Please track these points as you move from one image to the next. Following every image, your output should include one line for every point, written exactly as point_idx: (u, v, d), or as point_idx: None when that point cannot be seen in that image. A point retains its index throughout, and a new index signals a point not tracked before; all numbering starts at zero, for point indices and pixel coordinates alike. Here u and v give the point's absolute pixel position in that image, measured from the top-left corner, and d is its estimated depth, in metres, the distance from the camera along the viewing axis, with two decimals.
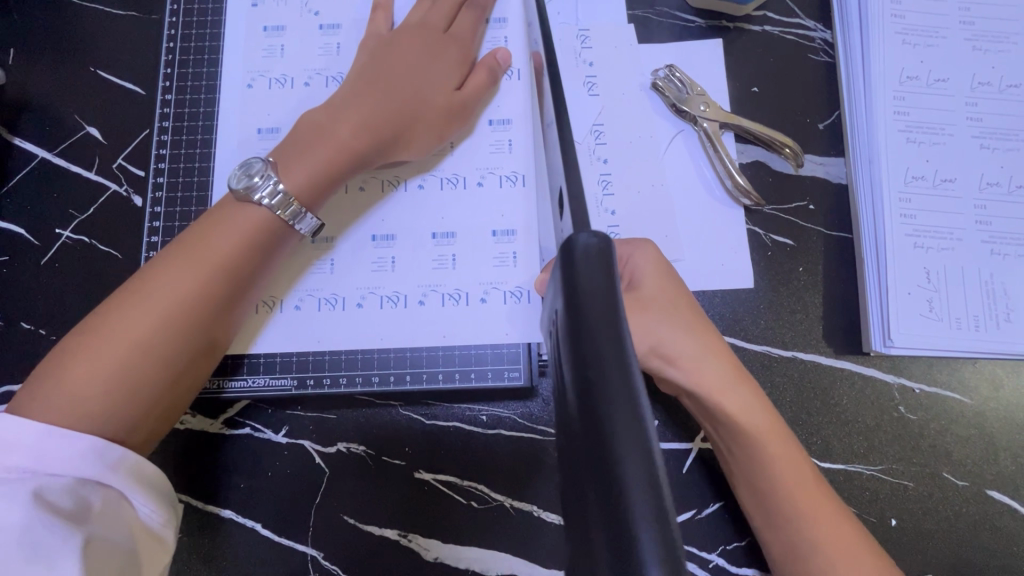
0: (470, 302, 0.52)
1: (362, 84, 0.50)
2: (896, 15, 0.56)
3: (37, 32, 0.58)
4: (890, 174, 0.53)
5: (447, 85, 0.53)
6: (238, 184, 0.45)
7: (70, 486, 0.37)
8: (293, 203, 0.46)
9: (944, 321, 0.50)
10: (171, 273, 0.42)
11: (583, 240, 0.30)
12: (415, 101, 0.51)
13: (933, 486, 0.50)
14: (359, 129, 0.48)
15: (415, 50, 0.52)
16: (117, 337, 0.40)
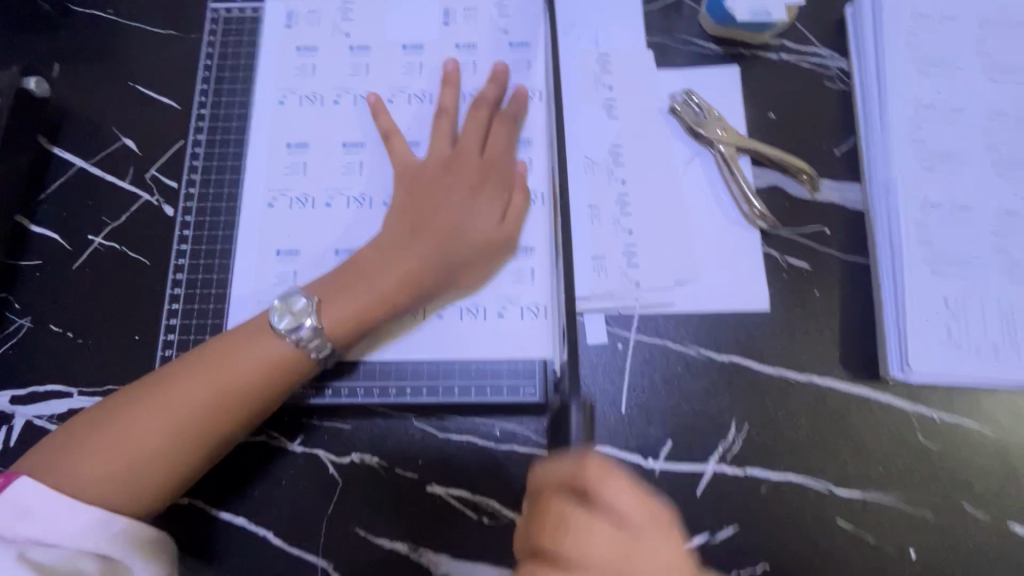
0: (488, 318, 0.53)
1: (407, 222, 0.51)
2: (912, 46, 0.57)
3: (81, 48, 0.61)
4: (908, 201, 0.53)
5: (490, 223, 0.52)
6: (280, 321, 0.46)
7: (65, 555, 0.39)
8: (326, 347, 0.47)
9: (963, 349, 0.50)
10: (184, 387, 0.44)
11: None
12: (454, 237, 0.50)
13: (953, 517, 0.49)
14: (400, 278, 0.49)
15: (460, 188, 0.52)
16: (136, 440, 0.42)
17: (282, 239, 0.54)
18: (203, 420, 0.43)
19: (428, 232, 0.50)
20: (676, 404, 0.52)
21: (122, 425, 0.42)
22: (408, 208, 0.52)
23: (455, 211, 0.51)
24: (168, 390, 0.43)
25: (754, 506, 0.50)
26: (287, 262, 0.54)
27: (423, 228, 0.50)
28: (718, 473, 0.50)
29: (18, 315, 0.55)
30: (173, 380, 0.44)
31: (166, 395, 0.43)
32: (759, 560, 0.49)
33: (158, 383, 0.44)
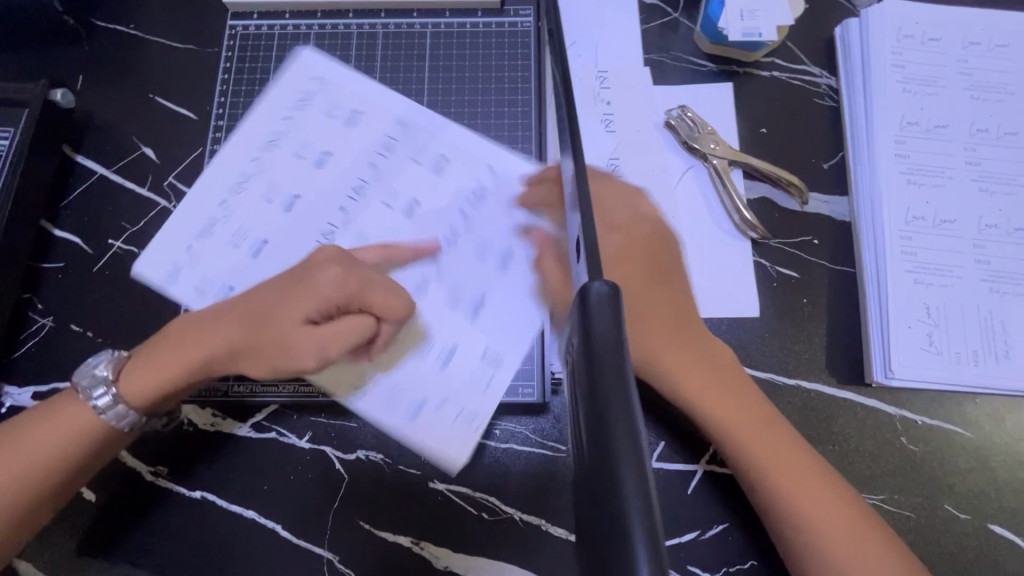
0: (431, 365, 0.49)
1: (242, 307, 0.47)
2: (897, 65, 0.59)
3: (104, 61, 0.64)
4: (892, 214, 0.56)
5: (366, 334, 0.47)
6: (77, 380, 0.48)
7: None
8: (115, 408, 0.47)
9: (944, 355, 0.52)
10: (98, 402, 0.47)
11: (596, 288, 0.28)
12: (281, 347, 0.47)
13: (935, 517, 0.51)
14: (216, 348, 0.47)
15: (287, 279, 0.48)
16: (13, 458, 0.45)
17: (211, 224, 0.53)
18: (79, 436, 0.47)
19: (262, 325, 0.47)
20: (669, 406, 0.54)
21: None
22: (288, 293, 0.47)
23: (314, 312, 0.46)
24: (42, 416, 0.47)
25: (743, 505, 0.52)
26: (211, 246, 0.53)
27: (257, 325, 0.47)
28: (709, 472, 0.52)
29: (40, 315, 0.57)
30: (41, 413, 0.48)
31: (57, 413, 0.47)
32: (747, 556, 0.51)
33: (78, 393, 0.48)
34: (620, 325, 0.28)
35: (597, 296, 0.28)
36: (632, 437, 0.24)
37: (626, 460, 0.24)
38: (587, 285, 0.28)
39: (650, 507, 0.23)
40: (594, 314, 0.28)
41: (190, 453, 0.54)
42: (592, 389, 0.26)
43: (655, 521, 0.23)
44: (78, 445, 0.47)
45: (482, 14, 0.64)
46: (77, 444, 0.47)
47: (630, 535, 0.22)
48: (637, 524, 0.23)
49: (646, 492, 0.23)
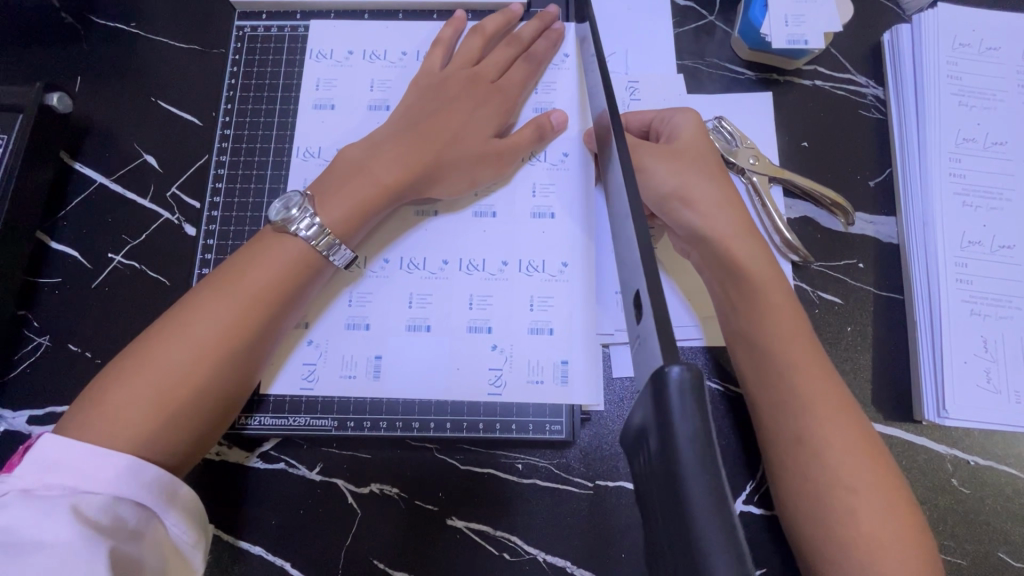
0: (412, 318, 0.52)
1: (403, 125, 0.51)
2: (952, 76, 0.55)
3: (103, 62, 0.60)
4: (946, 239, 0.52)
5: (488, 131, 0.53)
6: (275, 215, 0.45)
7: (106, 503, 0.36)
8: (327, 236, 0.46)
9: (1002, 395, 0.48)
10: (213, 306, 0.42)
11: (675, 375, 0.25)
12: (448, 145, 0.51)
13: (987, 565, 0.48)
14: (396, 166, 0.49)
15: (457, 95, 0.53)
16: (193, 337, 0.41)
17: (316, 146, 0.56)
18: (260, 307, 0.43)
19: (425, 126, 0.51)
20: None
21: (185, 324, 0.41)
22: (410, 111, 0.52)
23: (458, 115, 0.52)
24: (220, 290, 0.43)
25: (782, 548, 0.48)
26: (308, 167, 0.55)
27: (421, 127, 0.51)
28: (745, 512, 0.49)
29: (36, 334, 0.54)
30: (217, 283, 0.43)
31: (235, 278, 0.44)
32: None
33: (184, 307, 0.42)
34: (703, 411, 0.25)
35: (676, 382, 0.25)
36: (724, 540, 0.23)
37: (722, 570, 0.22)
38: (664, 371, 0.25)
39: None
40: (676, 401, 0.25)
41: (195, 485, 0.51)
42: (675, 481, 0.24)
43: None
44: (263, 316, 0.43)
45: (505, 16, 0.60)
46: (263, 311, 0.43)
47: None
48: None
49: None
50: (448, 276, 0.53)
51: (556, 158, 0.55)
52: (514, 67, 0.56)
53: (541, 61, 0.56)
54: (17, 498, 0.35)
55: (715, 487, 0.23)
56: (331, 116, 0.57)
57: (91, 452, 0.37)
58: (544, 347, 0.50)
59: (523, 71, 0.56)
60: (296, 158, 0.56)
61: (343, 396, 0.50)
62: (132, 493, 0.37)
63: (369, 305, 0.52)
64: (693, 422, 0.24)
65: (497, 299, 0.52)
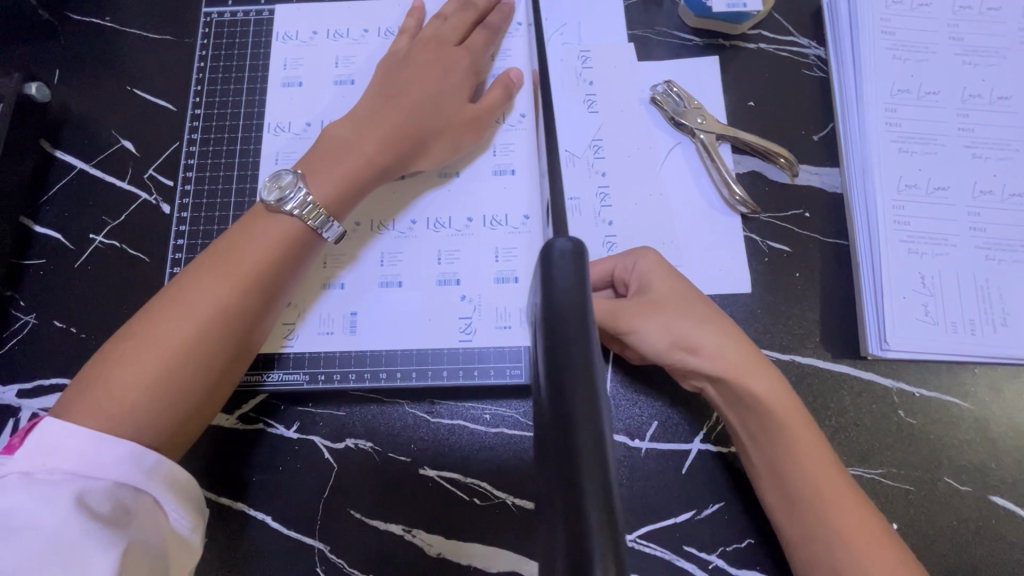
0: (383, 275, 0.55)
1: (383, 99, 0.53)
2: (886, 32, 0.58)
3: (79, 54, 0.63)
4: (883, 183, 0.55)
5: (461, 100, 0.55)
6: (269, 195, 0.47)
7: (109, 490, 0.38)
8: (321, 212, 0.48)
9: (940, 325, 0.51)
10: (204, 286, 0.43)
11: (560, 244, 0.30)
12: (428, 118, 0.53)
13: (934, 490, 0.50)
14: (384, 145, 0.51)
15: (428, 63, 0.55)
16: (186, 322, 0.42)
17: (286, 121, 0.59)
18: (251, 292, 0.45)
19: (404, 100, 0.53)
20: (661, 386, 0.53)
21: (175, 311, 0.43)
22: (386, 85, 0.54)
23: (434, 83, 0.54)
24: (210, 271, 0.44)
25: (738, 482, 0.51)
26: (280, 141, 0.58)
27: (401, 102, 0.52)
28: (704, 450, 0.52)
29: (23, 312, 0.57)
30: (207, 269, 0.45)
31: (226, 263, 0.45)
32: (746, 534, 0.50)
33: (178, 288, 0.44)
34: (581, 283, 0.29)
35: (561, 251, 0.30)
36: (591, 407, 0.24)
37: (586, 437, 0.24)
38: (552, 242, 0.30)
39: (609, 488, 0.23)
40: (558, 264, 0.30)
41: None
42: (550, 333, 0.27)
43: (609, 475, 0.23)
44: (254, 295, 0.45)
45: None
46: (254, 296, 0.45)
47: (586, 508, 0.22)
48: (590, 480, 0.23)
49: (599, 426, 0.24)
50: (416, 234, 0.56)
51: (514, 120, 0.59)
52: (474, 38, 0.58)
53: (498, 29, 0.59)
54: (18, 480, 0.36)
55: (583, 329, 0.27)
56: (299, 92, 0.60)
57: (90, 436, 0.38)
58: (508, 295, 0.54)
59: (481, 42, 0.58)
60: (267, 134, 0.59)
61: (318, 347, 0.54)
62: (133, 477, 0.39)
63: (342, 264, 0.55)
64: (573, 281, 0.29)
65: (463, 253, 0.55)
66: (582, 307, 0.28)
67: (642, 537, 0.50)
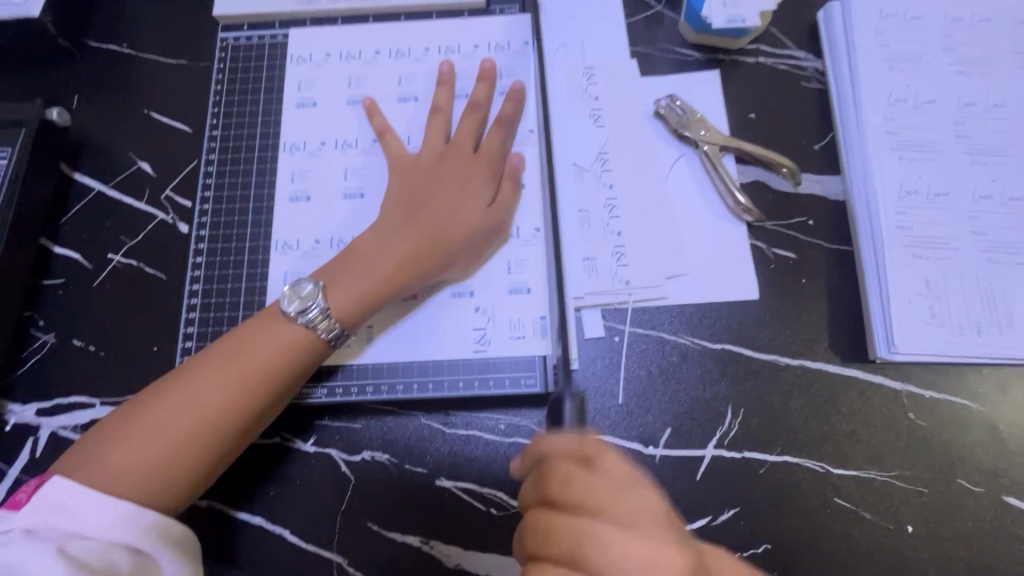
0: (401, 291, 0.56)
1: (404, 198, 0.54)
2: (881, 45, 0.60)
3: (98, 80, 0.65)
4: (885, 189, 0.56)
5: (481, 205, 0.54)
6: (290, 305, 0.49)
7: (102, 546, 0.39)
8: (336, 324, 0.49)
9: (946, 328, 0.52)
10: (215, 378, 0.45)
11: None
12: (449, 225, 0.53)
13: (948, 491, 0.51)
14: (402, 263, 0.51)
15: (448, 177, 0.55)
16: (193, 409, 0.44)
17: (300, 140, 0.60)
18: (257, 389, 0.46)
19: (423, 212, 0.53)
20: (674, 392, 0.54)
21: (194, 386, 0.45)
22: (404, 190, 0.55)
23: (453, 188, 0.54)
24: (224, 361, 0.46)
25: (753, 488, 0.51)
26: (295, 160, 0.60)
27: (421, 207, 0.53)
28: (717, 457, 0.52)
29: (42, 332, 0.57)
30: (228, 351, 0.47)
31: (239, 356, 0.46)
32: (761, 540, 0.50)
33: (193, 372, 0.46)
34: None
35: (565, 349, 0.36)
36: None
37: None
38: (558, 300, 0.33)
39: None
40: None
41: None
42: None
43: None
44: (260, 395, 0.46)
45: (468, 15, 0.64)
46: (270, 378, 0.47)
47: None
48: None
49: None
50: None
51: (524, 136, 0.60)
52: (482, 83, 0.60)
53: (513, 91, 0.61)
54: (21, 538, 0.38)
55: None
56: (312, 113, 0.61)
57: (92, 500, 0.40)
58: (522, 306, 0.55)
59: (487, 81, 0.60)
60: (283, 153, 0.60)
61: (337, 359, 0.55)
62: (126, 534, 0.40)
63: None
64: None
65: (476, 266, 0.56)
66: None
67: None
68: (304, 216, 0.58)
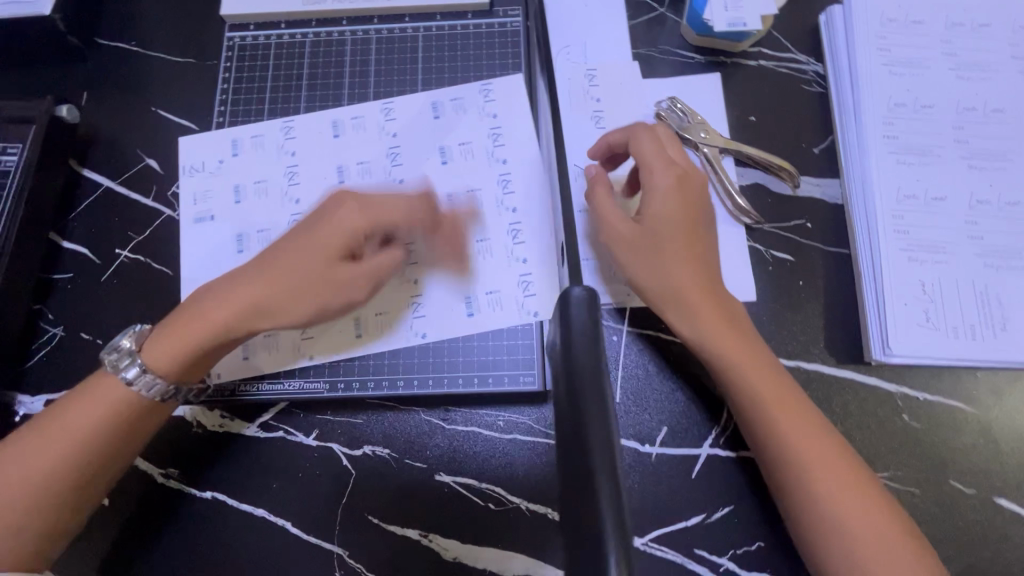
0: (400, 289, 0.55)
1: (293, 234, 0.49)
2: (882, 48, 0.60)
3: (107, 77, 0.66)
4: (883, 193, 0.56)
5: (362, 248, 0.49)
6: (107, 362, 0.47)
7: None
8: (156, 382, 0.46)
9: (941, 331, 0.52)
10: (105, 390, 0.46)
11: (575, 293, 0.37)
12: (331, 266, 0.47)
13: (941, 492, 0.51)
14: (233, 309, 0.46)
15: (344, 210, 0.50)
16: (77, 422, 0.45)
17: (198, 161, 0.60)
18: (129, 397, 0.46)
19: (307, 244, 0.48)
20: (670, 391, 0.55)
21: (57, 421, 0.45)
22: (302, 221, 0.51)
23: (333, 223, 0.48)
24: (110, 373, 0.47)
25: (747, 486, 0.52)
26: (195, 182, 0.59)
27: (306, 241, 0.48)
28: (713, 456, 0.53)
29: (51, 325, 0.59)
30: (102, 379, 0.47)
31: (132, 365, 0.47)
32: (754, 538, 0.51)
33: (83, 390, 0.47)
34: (596, 321, 0.35)
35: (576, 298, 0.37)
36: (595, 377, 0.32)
37: (590, 399, 0.31)
38: (569, 290, 0.37)
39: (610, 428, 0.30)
40: (575, 312, 0.35)
41: (200, 454, 0.54)
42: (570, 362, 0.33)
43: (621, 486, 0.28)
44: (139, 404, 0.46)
45: (471, 16, 0.65)
46: (135, 408, 0.47)
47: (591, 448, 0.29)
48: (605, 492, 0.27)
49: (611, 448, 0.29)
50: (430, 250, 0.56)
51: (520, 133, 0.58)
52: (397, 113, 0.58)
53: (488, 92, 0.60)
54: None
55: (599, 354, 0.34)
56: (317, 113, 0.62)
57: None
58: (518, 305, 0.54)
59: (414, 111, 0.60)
60: (183, 175, 0.60)
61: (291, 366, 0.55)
62: None
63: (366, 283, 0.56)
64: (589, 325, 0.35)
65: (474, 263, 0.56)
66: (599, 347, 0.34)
67: (653, 541, 0.51)
68: (220, 234, 0.58)
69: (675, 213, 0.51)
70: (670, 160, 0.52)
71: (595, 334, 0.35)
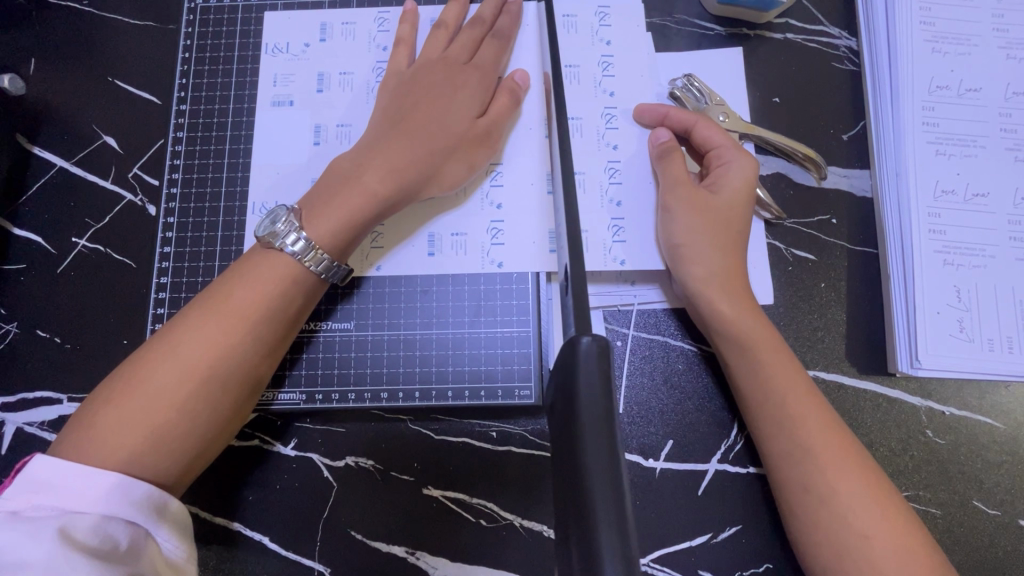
0: (426, 258, 0.53)
1: (391, 127, 0.50)
2: (925, 23, 0.54)
3: (57, 42, 0.59)
4: (919, 188, 0.51)
5: (469, 114, 0.51)
6: (263, 232, 0.45)
7: (97, 523, 0.36)
8: (317, 252, 0.45)
9: (975, 342, 0.48)
10: (198, 330, 0.41)
11: (585, 343, 0.29)
12: (441, 132, 0.50)
13: (963, 515, 0.48)
14: (153, 381, 0.39)
15: (435, 85, 0.51)
16: (177, 367, 0.40)
17: (283, 42, 0.57)
18: (241, 337, 0.42)
19: (410, 127, 0.49)
20: (677, 402, 0.51)
21: (180, 336, 0.41)
22: (390, 112, 0.51)
23: (441, 104, 0.51)
24: (206, 311, 0.42)
25: (756, 505, 0.49)
26: (278, 63, 0.56)
27: (402, 125, 0.49)
28: (721, 472, 0.49)
29: (4, 322, 0.54)
30: (213, 291, 0.43)
31: (224, 303, 0.42)
32: (763, 560, 0.48)
33: (172, 332, 0.41)
34: (610, 379, 0.28)
35: (586, 350, 0.29)
36: (606, 436, 0.26)
37: (597, 460, 0.26)
38: (576, 339, 0.29)
39: (620, 493, 0.25)
40: (583, 366, 0.28)
41: None
42: (572, 408, 0.28)
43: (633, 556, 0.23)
44: (242, 350, 0.42)
45: None
46: (267, 319, 0.43)
47: (596, 528, 0.24)
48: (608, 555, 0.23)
49: (622, 518, 0.24)
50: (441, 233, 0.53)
51: (528, 130, 0.54)
52: (508, 13, 0.56)
53: (508, 37, 0.55)
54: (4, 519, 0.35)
55: (607, 402, 0.28)
56: (296, 84, 0.56)
57: (80, 472, 0.36)
58: (510, 320, 0.52)
59: (516, 15, 0.55)
60: (265, 54, 0.57)
61: (364, 288, 0.52)
62: (122, 511, 0.37)
63: (404, 248, 0.53)
64: (599, 381, 0.28)
65: (464, 261, 0.52)
66: (610, 390, 0.28)
67: (655, 561, 0.48)
68: (291, 120, 0.55)
69: (743, 202, 0.49)
70: (734, 143, 0.51)
71: (608, 388, 0.28)
